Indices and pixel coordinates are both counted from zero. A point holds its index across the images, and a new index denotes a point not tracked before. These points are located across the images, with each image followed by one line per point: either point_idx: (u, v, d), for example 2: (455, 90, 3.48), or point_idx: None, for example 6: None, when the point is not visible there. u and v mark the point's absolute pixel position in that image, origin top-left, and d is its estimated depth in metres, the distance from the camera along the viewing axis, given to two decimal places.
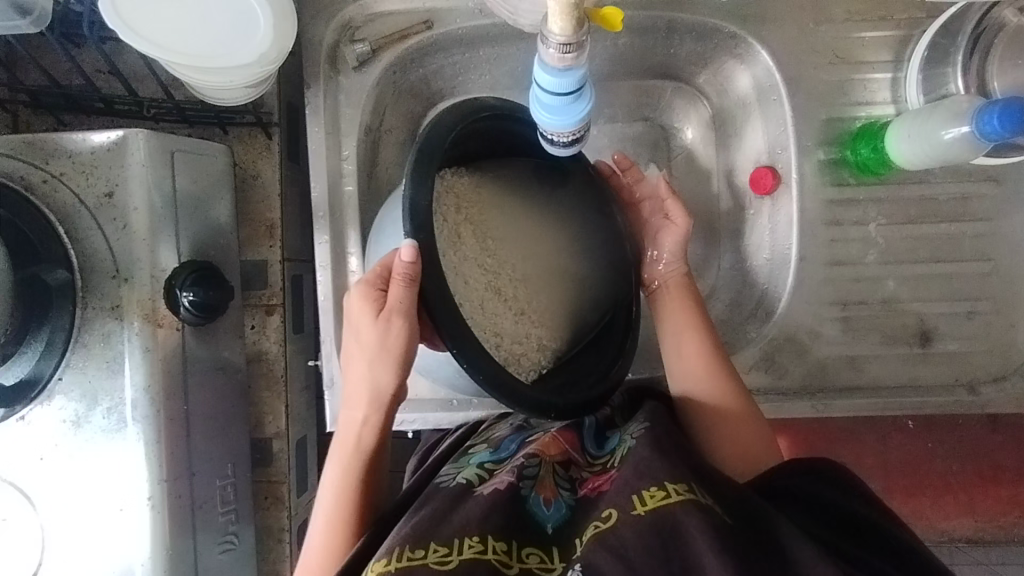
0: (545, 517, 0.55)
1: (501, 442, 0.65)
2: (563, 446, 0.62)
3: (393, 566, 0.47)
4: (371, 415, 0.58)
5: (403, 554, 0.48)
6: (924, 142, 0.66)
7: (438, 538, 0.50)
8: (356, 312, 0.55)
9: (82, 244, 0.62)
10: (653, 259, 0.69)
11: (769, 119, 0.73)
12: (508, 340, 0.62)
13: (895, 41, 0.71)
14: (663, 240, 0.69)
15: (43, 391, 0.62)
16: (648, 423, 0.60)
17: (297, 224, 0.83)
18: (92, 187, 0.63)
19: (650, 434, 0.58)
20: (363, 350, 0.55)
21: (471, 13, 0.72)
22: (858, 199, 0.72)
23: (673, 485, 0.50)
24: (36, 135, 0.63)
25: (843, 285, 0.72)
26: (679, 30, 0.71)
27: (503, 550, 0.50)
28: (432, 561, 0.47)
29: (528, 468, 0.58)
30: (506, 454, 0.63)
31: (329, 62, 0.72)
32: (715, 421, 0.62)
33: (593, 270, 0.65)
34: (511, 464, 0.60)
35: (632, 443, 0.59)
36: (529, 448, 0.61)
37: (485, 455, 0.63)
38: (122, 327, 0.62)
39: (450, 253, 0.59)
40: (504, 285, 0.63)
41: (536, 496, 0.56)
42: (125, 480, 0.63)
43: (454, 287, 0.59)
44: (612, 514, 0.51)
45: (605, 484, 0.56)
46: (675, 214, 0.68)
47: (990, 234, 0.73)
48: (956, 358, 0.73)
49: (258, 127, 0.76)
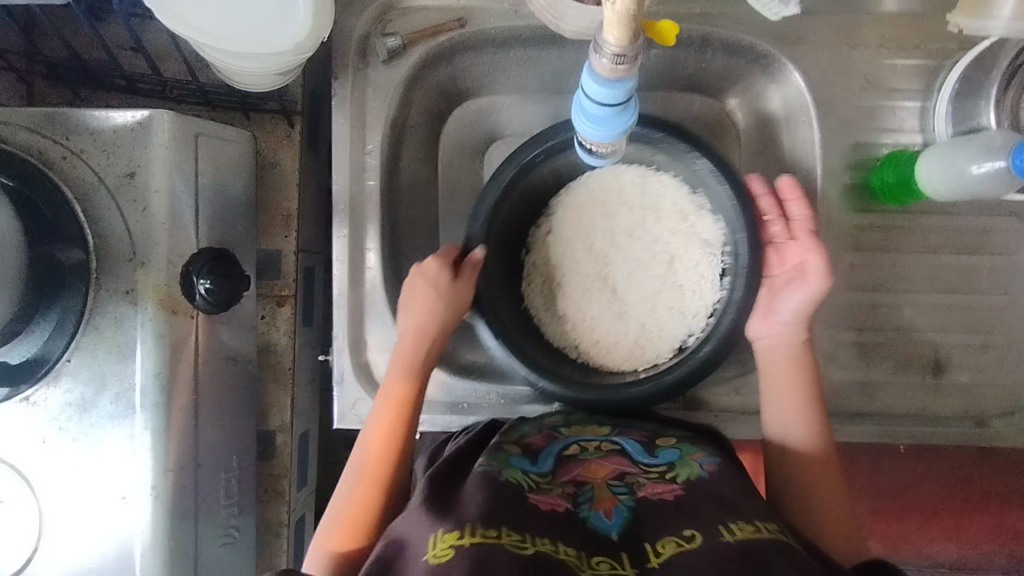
0: (608, 527, 0.52)
1: (536, 450, 0.61)
2: (611, 468, 0.59)
3: (466, 540, 0.46)
4: (419, 360, 0.66)
5: (477, 530, 0.46)
6: (954, 174, 0.65)
7: (509, 523, 0.48)
8: (430, 268, 0.66)
9: (98, 224, 0.61)
10: (768, 315, 0.65)
11: (797, 140, 0.73)
12: (571, 330, 0.74)
13: (927, 71, 0.70)
14: (788, 292, 0.64)
15: (49, 372, 0.61)
16: (719, 459, 0.59)
17: (313, 216, 0.83)
18: (113, 167, 0.61)
19: (720, 471, 0.57)
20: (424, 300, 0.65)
21: (505, 13, 0.71)
22: (879, 225, 0.73)
23: (763, 524, 0.50)
24: (57, 109, 0.62)
25: (860, 311, 0.73)
26: (714, 45, 0.71)
27: (574, 556, 0.47)
28: (508, 544, 0.45)
29: (582, 493, 0.55)
30: (546, 465, 0.59)
31: (359, 54, 0.72)
32: (802, 483, 0.61)
33: (659, 291, 0.73)
34: (561, 485, 0.56)
35: (699, 469, 0.58)
36: (577, 472, 0.58)
37: (526, 462, 0.58)
38: (136, 310, 0.61)
39: (540, 260, 0.75)
40: (564, 284, 0.75)
41: (595, 514, 0.53)
42: (129, 468, 0.61)
43: (538, 286, 0.75)
44: (695, 533, 0.49)
45: (669, 492, 0.54)
46: (815, 274, 0.63)
47: (1009, 268, 0.73)
48: (968, 390, 0.73)
49: (281, 114, 0.75)
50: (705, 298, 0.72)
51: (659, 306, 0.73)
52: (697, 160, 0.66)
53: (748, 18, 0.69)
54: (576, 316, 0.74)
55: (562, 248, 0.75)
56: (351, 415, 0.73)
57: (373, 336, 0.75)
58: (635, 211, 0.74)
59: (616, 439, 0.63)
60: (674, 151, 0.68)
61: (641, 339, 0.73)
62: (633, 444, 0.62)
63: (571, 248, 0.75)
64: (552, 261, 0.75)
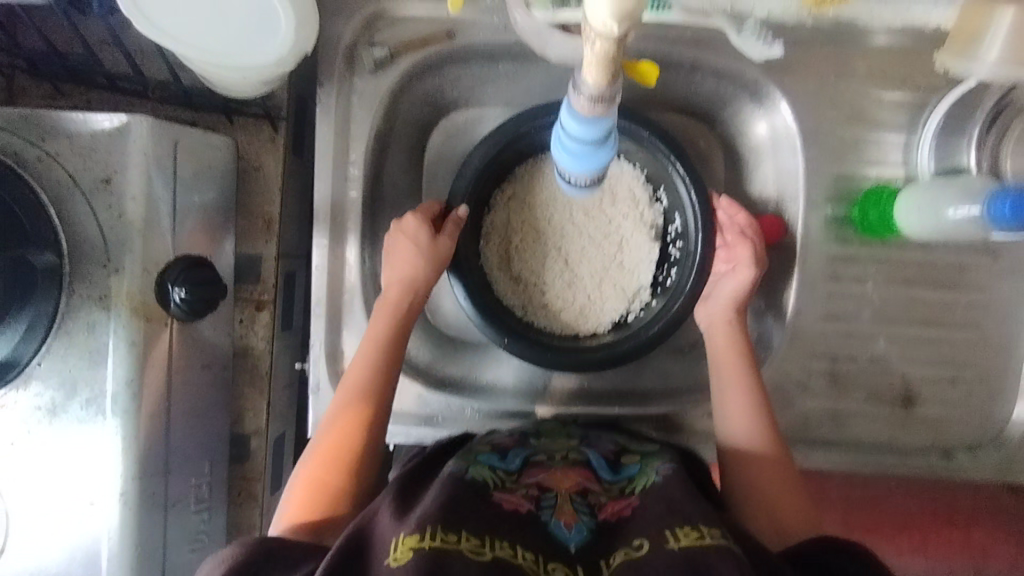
0: (567, 538, 0.52)
1: (505, 451, 0.64)
2: (578, 479, 0.61)
3: (426, 543, 0.45)
4: (402, 309, 0.68)
5: (437, 535, 0.46)
6: (931, 217, 0.66)
7: (468, 529, 0.48)
8: (412, 225, 0.70)
9: (73, 228, 0.61)
10: (705, 301, 0.71)
11: (781, 169, 0.73)
12: (515, 290, 0.78)
13: (912, 106, 0.70)
14: (721, 281, 0.71)
15: (20, 375, 0.60)
16: (675, 465, 0.62)
17: (294, 220, 0.82)
18: (90, 170, 0.60)
19: (676, 475, 0.59)
20: (408, 250, 0.69)
21: (494, 28, 0.70)
22: (859, 257, 0.73)
23: (709, 528, 0.49)
24: (33, 110, 0.61)
25: (834, 341, 0.74)
26: (702, 68, 0.71)
27: (531, 559, 0.47)
28: (467, 548, 0.45)
29: (545, 498, 0.57)
30: (514, 466, 0.61)
31: (345, 62, 0.71)
32: (750, 468, 0.61)
33: (601, 266, 0.78)
34: (525, 488, 0.58)
35: (656, 477, 0.60)
36: (542, 476, 0.61)
37: (493, 459, 0.62)
38: (108, 317, 0.61)
39: (495, 227, 0.78)
40: (517, 247, 0.78)
41: (555, 521, 0.53)
42: (98, 474, 0.61)
43: (493, 253, 0.78)
44: (643, 544, 0.49)
45: (627, 509, 0.56)
46: (742, 266, 0.69)
47: (982, 305, 0.73)
48: (936, 423, 0.74)
49: (265, 119, 0.75)
50: (642, 276, 0.77)
51: (603, 282, 0.78)
52: (670, 159, 0.71)
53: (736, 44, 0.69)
54: (531, 279, 0.78)
55: (524, 218, 0.79)
56: None
57: (350, 347, 0.74)
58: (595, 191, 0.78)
59: (587, 452, 0.66)
60: (652, 149, 0.73)
61: (584, 309, 0.77)
62: (601, 460, 0.64)
63: (531, 218, 0.79)
64: (510, 227, 0.79)
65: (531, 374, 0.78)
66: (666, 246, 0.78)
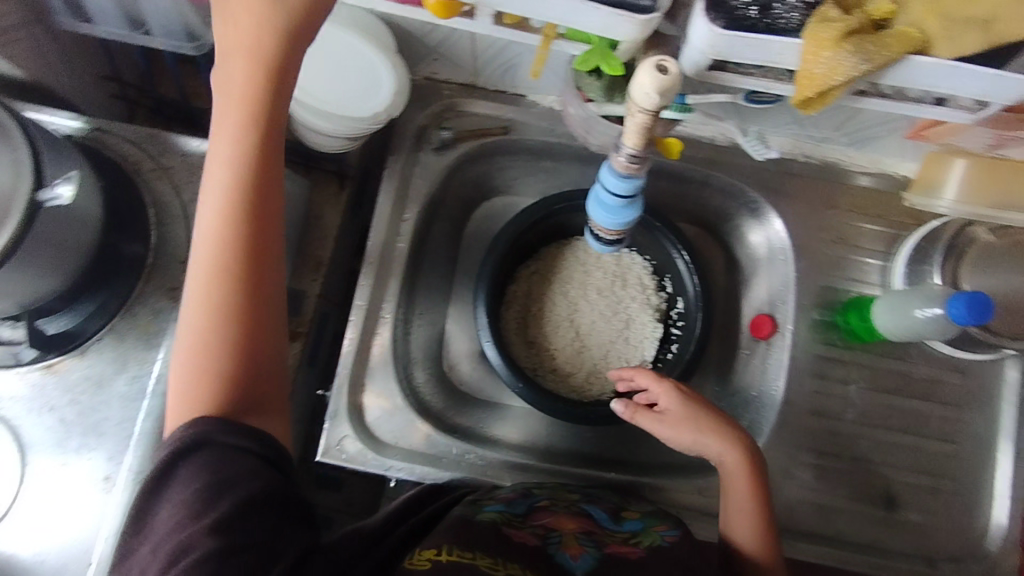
0: (574, 568, 0.59)
1: (511, 501, 0.67)
2: (582, 521, 0.66)
3: (443, 557, 0.56)
4: (257, 119, 0.52)
5: (452, 551, 0.57)
6: (903, 318, 0.74)
7: (484, 550, 0.58)
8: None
9: (165, 230, 0.70)
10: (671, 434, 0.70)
11: (774, 276, 0.83)
12: (528, 351, 0.87)
13: (888, 237, 0.82)
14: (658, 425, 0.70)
15: (77, 347, 0.66)
16: (679, 529, 0.65)
17: (338, 267, 0.92)
18: (192, 185, 0.72)
19: (679, 540, 0.64)
20: (236, 27, 0.50)
21: (542, 129, 0.85)
22: (843, 360, 0.81)
23: None
24: (159, 131, 0.73)
25: (819, 435, 0.79)
26: (711, 184, 0.84)
27: None
28: (482, 564, 0.56)
29: (552, 536, 0.63)
30: (520, 511, 0.65)
31: (415, 139, 0.85)
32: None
33: (608, 336, 0.87)
34: (534, 527, 0.63)
35: (661, 539, 0.64)
36: (548, 518, 0.65)
37: (500, 509, 0.65)
38: (174, 307, 0.68)
39: (517, 292, 0.89)
40: (533, 312, 0.88)
41: (562, 554, 0.61)
42: (123, 450, 0.65)
43: (512, 313, 0.88)
44: None
45: (632, 553, 0.62)
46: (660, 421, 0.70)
47: (956, 419, 0.80)
48: (919, 529, 0.77)
49: (336, 177, 0.87)
50: (644, 349, 0.86)
51: (610, 352, 0.86)
52: (677, 249, 0.83)
53: (742, 168, 0.83)
54: (544, 344, 0.87)
55: (544, 288, 0.89)
56: (336, 450, 0.76)
57: (373, 381, 0.79)
58: (608, 273, 0.88)
59: (587, 503, 0.69)
60: (660, 237, 0.84)
61: (591, 374, 0.86)
62: (602, 512, 0.68)
63: (550, 288, 0.89)
64: (531, 295, 0.89)
65: (535, 434, 0.85)
66: (668, 327, 0.88)
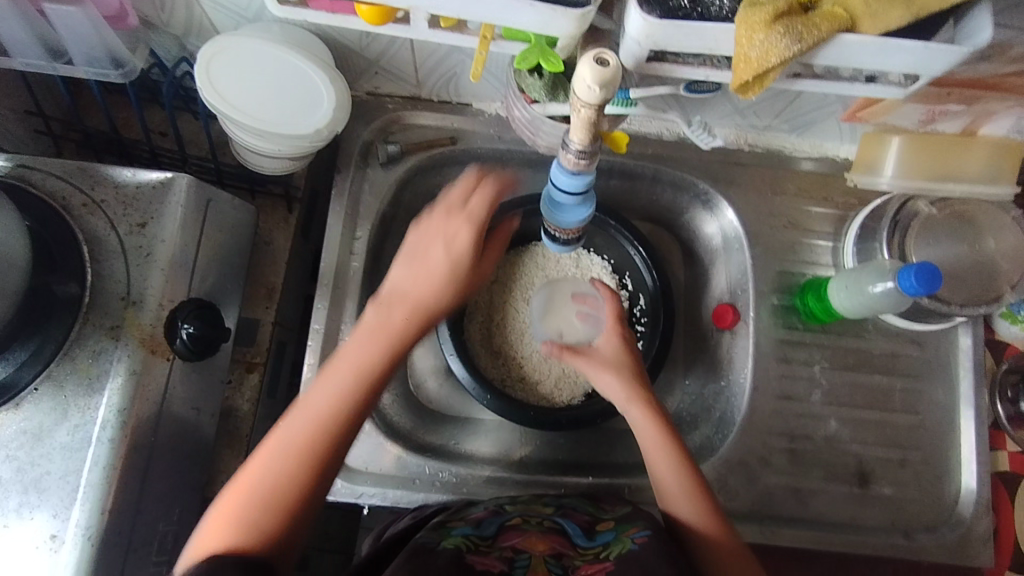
0: None
1: (481, 520, 0.65)
2: (552, 542, 0.62)
3: None
4: None
5: None
6: (858, 294, 0.76)
7: None
8: None
9: (100, 265, 0.66)
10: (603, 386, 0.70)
11: (732, 265, 0.84)
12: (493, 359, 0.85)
13: (836, 219, 0.84)
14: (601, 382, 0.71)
15: (11, 399, 0.61)
16: (651, 531, 0.61)
17: (293, 293, 0.89)
18: (128, 217, 0.68)
19: (653, 543, 0.59)
20: None
21: (490, 137, 0.84)
22: (805, 342, 0.82)
23: None
24: (90, 164, 0.69)
25: (789, 420, 0.79)
26: (662, 178, 0.85)
27: None
28: None
29: (519, 560, 0.59)
30: (489, 533, 0.63)
31: (361, 156, 0.83)
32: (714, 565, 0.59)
33: None
34: (498, 551, 0.60)
35: (631, 544, 0.60)
36: (518, 539, 0.62)
37: (468, 530, 0.63)
38: (116, 346, 0.64)
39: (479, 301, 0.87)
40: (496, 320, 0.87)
41: None
42: (68, 505, 0.60)
43: (475, 323, 0.86)
44: None
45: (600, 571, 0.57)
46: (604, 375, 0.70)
47: (918, 390, 0.82)
48: (892, 503, 0.78)
49: (283, 199, 0.85)
50: None
51: None
52: (635, 245, 0.84)
53: (690, 162, 0.84)
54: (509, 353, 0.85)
55: (505, 295, 0.88)
56: None
57: None
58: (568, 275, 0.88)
59: (562, 518, 0.66)
60: (618, 235, 0.85)
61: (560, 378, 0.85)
62: (577, 527, 0.65)
63: (512, 295, 0.88)
64: (493, 304, 0.87)
65: (508, 446, 0.83)
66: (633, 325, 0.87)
